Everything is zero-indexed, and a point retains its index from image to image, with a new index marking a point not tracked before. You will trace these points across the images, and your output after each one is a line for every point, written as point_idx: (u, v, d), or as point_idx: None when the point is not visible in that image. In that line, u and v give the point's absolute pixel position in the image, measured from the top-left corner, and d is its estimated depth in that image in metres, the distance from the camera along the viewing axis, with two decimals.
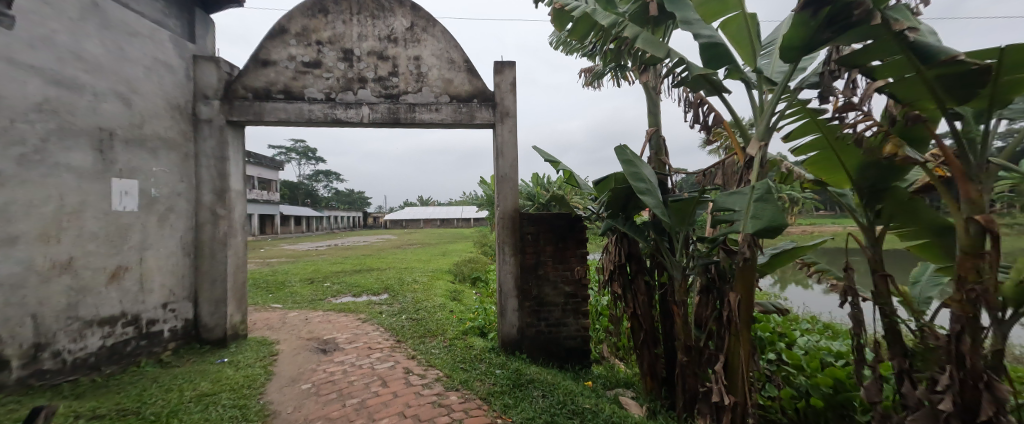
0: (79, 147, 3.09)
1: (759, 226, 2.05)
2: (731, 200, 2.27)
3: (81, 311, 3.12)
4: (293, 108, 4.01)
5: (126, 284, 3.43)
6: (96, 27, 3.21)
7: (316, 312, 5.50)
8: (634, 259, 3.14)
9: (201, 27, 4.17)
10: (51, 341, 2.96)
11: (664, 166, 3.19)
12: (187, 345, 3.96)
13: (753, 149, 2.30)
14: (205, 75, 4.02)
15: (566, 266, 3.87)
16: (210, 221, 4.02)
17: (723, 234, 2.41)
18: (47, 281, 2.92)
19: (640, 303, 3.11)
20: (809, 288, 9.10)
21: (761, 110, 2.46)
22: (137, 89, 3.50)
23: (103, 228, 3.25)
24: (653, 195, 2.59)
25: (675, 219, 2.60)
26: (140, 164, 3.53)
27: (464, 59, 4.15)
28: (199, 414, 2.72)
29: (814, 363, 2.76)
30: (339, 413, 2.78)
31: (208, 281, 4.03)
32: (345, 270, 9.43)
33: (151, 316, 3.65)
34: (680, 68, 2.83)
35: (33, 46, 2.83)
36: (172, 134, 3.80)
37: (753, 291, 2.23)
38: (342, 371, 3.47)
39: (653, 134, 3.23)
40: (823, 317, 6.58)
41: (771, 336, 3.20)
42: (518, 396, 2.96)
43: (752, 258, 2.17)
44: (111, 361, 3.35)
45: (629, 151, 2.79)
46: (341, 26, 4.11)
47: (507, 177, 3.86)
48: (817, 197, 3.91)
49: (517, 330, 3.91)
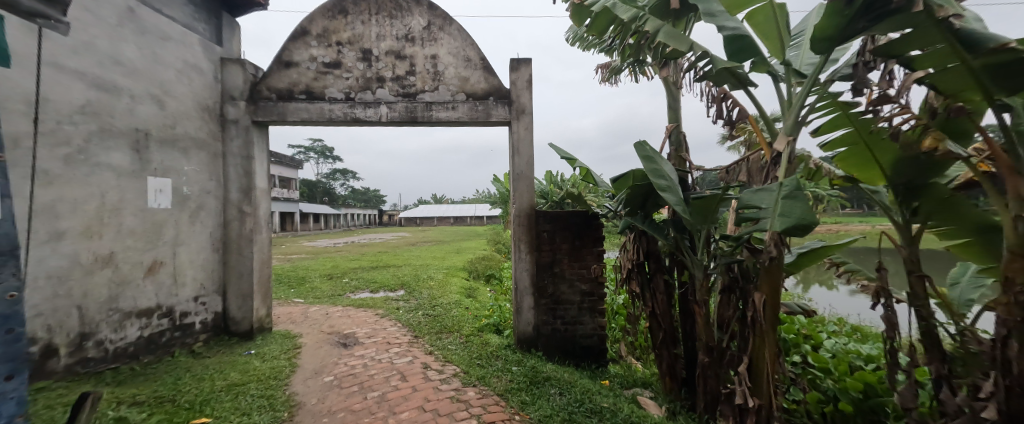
0: (118, 147, 3.24)
1: (787, 225, 1.98)
2: (757, 197, 2.19)
3: (121, 303, 3.29)
4: (314, 107, 4.09)
5: (161, 278, 3.60)
6: (132, 32, 3.35)
7: (335, 307, 5.63)
8: (653, 257, 3.09)
9: (228, 30, 4.29)
10: (94, 331, 3.12)
11: (685, 162, 3.13)
12: (217, 337, 4.11)
13: (781, 145, 2.23)
14: (231, 77, 4.14)
15: (583, 264, 3.85)
16: (236, 218, 4.15)
17: (748, 233, 2.35)
18: (90, 274, 3.08)
19: (659, 302, 3.07)
20: (834, 289, 8.76)
21: (789, 104, 2.39)
22: (169, 91, 3.64)
23: (140, 224, 3.41)
24: (673, 192, 2.51)
25: (697, 217, 2.52)
26: (173, 164, 3.68)
27: (480, 57, 4.16)
28: (231, 403, 2.82)
29: (842, 366, 2.67)
30: (360, 405, 2.84)
31: (235, 276, 4.17)
32: (362, 266, 9.58)
33: (183, 308, 3.81)
34: (703, 62, 2.75)
35: (77, 51, 2.97)
36: (202, 134, 3.94)
37: (779, 292, 2.17)
38: (362, 365, 3.55)
39: (673, 130, 3.18)
40: (850, 319, 6.34)
41: (796, 338, 3.07)
42: (535, 394, 2.96)
43: (779, 257, 2.12)
44: (148, 351, 3.51)
45: (648, 147, 2.72)
46: (360, 27, 4.17)
47: (523, 175, 3.86)
48: (843, 195, 3.76)
49: (533, 328, 3.91)
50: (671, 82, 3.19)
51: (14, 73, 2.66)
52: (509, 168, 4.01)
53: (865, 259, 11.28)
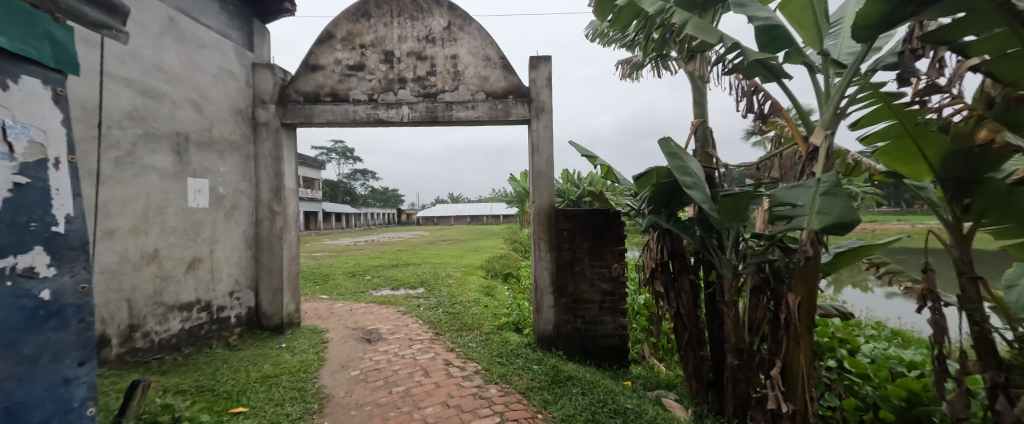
0: (161, 150, 3.46)
1: (826, 223, 1.87)
2: (792, 194, 2.08)
3: (165, 297, 3.52)
4: (339, 109, 4.21)
5: (200, 273, 3.82)
6: (173, 40, 3.55)
7: (359, 304, 5.81)
8: (677, 256, 3.00)
9: (258, 36, 4.48)
10: (142, 323, 3.35)
11: (712, 158, 3.02)
12: (251, 331, 4.32)
13: (818, 139, 2.12)
14: (262, 81, 4.33)
15: (603, 263, 3.79)
16: (267, 217, 4.35)
17: (782, 231, 2.24)
18: (138, 269, 3.31)
19: (684, 303, 2.98)
20: (871, 291, 8.26)
21: (828, 96, 2.27)
22: (206, 96, 3.85)
23: (181, 222, 3.63)
24: (700, 190, 2.40)
25: (726, 215, 2.42)
26: (210, 165, 3.89)
27: (499, 55, 4.16)
28: (265, 393, 2.96)
29: (882, 372, 2.52)
30: (386, 399, 2.91)
31: (267, 272, 4.36)
32: (383, 264, 9.81)
33: (220, 303, 4.03)
34: (733, 54, 2.65)
35: (125, 60, 3.18)
36: (236, 137, 4.14)
37: (816, 294, 2.07)
38: (386, 360, 3.65)
39: (699, 126, 3.08)
40: (890, 323, 5.94)
41: (831, 342, 2.90)
42: (557, 393, 2.94)
43: (816, 257, 2.03)
44: (189, 343, 3.74)
45: (673, 143, 2.63)
46: (383, 29, 4.26)
47: (542, 173, 3.84)
48: (879, 192, 3.54)
49: (553, 327, 3.88)
50: (697, 76, 3.10)
51: (72, 82, 2.88)
52: (528, 166, 4.00)
53: (908, 260, 10.61)
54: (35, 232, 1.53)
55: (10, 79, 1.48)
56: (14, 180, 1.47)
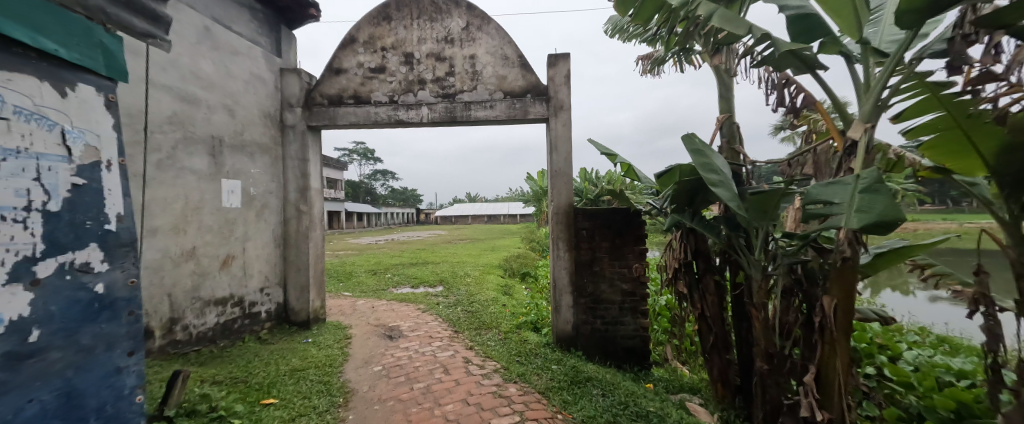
0: (198, 153, 3.65)
1: (866, 221, 1.76)
2: (829, 191, 1.97)
3: (202, 292, 3.72)
4: (361, 111, 4.32)
5: (233, 270, 4.02)
6: (208, 48, 3.74)
7: (380, 301, 5.95)
8: (702, 257, 2.92)
9: (286, 42, 4.66)
10: (181, 316, 3.55)
11: (739, 155, 2.92)
12: (280, 326, 4.51)
13: (856, 132, 2.01)
14: (290, 85, 4.50)
15: (624, 263, 3.73)
16: (295, 216, 4.53)
17: (817, 231, 2.14)
18: (177, 266, 3.51)
19: (710, 304, 2.89)
20: (912, 294, 7.74)
21: (868, 87, 2.14)
22: (239, 101, 4.04)
23: (216, 221, 3.83)
24: (727, 187, 2.31)
25: (754, 213, 2.31)
26: (242, 167, 4.08)
27: (518, 54, 4.16)
28: (294, 386, 3.08)
29: (928, 381, 2.37)
30: (407, 395, 2.98)
31: (294, 269, 4.54)
32: (403, 263, 10.00)
33: (252, 298, 4.22)
34: (763, 46, 2.54)
35: (165, 68, 3.38)
36: (265, 139, 4.33)
37: (854, 297, 1.98)
38: (407, 357, 3.73)
39: (725, 122, 2.99)
40: (936, 329, 5.53)
41: (869, 347, 2.78)
42: (577, 393, 2.92)
43: (854, 258, 1.92)
44: (224, 336, 3.94)
45: (697, 139, 2.54)
46: (403, 32, 4.34)
47: (561, 172, 3.81)
48: (922, 189, 3.30)
49: (572, 327, 3.85)
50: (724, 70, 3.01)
51: (119, 90, 3.08)
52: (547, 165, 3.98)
53: (956, 261, 9.89)
54: (91, 229, 1.65)
55: (67, 87, 1.60)
56: (71, 182, 1.59)
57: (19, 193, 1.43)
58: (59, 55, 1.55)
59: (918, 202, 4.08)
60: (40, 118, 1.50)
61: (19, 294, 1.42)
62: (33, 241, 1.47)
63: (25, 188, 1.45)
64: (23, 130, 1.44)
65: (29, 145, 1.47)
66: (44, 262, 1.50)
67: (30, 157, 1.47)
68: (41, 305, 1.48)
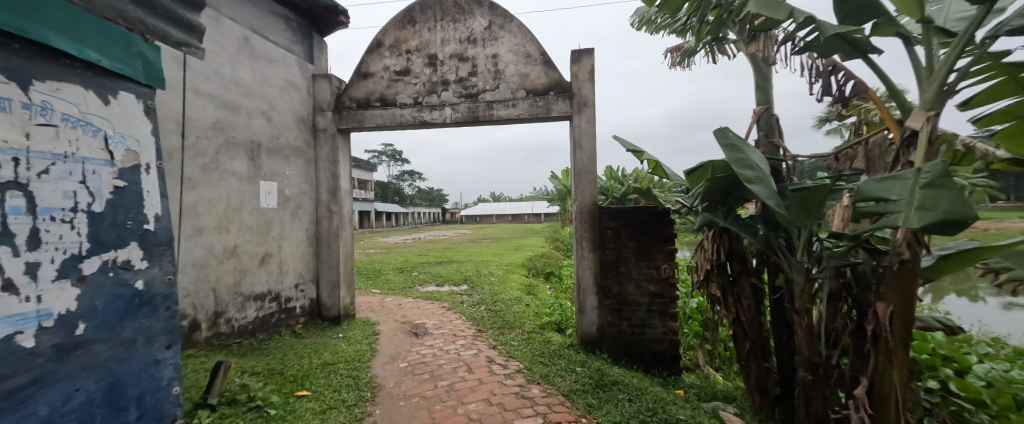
0: (238, 156, 3.88)
1: (929, 220, 1.60)
2: (884, 187, 1.80)
3: (243, 287, 3.95)
4: (388, 113, 4.44)
5: (271, 267, 4.25)
6: (248, 57, 3.98)
7: (406, 299, 6.10)
8: (737, 258, 2.78)
9: (318, 49, 4.88)
10: (225, 310, 3.78)
11: (778, 149, 2.77)
12: (313, 321, 4.73)
13: (918, 121, 1.83)
14: (321, 90, 4.70)
15: (651, 264, 3.61)
16: (326, 216, 4.74)
17: (869, 230, 1.97)
18: (221, 263, 3.74)
19: (745, 308, 2.74)
20: (978, 300, 6.98)
21: (931, 71, 1.96)
22: (275, 107, 4.27)
23: (255, 221, 4.06)
24: (765, 184, 2.17)
25: (796, 212, 2.14)
26: (278, 169, 4.31)
27: (540, 52, 4.13)
28: (325, 379, 3.20)
29: (1005, 400, 2.14)
30: (432, 392, 3.03)
31: (326, 267, 4.75)
32: (429, 261, 10.21)
33: (288, 294, 4.44)
34: (806, 30, 2.37)
35: (209, 77, 3.61)
36: (299, 143, 4.56)
37: (912, 303, 1.83)
38: (432, 354, 3.80)
39: (763, 113, 2.83)
40: (1009, 339, 4.95)
41: (932, 359, 2.53)
42: (602, 397, 2.86)
43: (914, 260, 1.77)
44: (263, 329, 4.16)
45: (731, 133, 2.41)
46: (427, 34, 4.42)
47: (585, 170, 3.75)
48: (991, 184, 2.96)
49: (597, 329, 3.77)
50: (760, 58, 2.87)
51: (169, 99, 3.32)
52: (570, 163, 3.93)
53: None
54: (131, 228, 1.77)
55: (110, 95, 1.71)
56: (114, 184, 1.71)
57: (67, 195, 1.55)
58: (101, 65, 1.67)
59: (988, 199, 3.65)
60: (86, 124, 1.61)
61: (68, 289, 1.54)
62: (80, 240, 1.59)
63: (72, 190, 1.57)
64: (70, 136, 1.55)
65: (76, 150, 1.58)
66: (88, 260, 1.61)
67: (77, 161, 1.57)
68: (86, 300, 1.60)
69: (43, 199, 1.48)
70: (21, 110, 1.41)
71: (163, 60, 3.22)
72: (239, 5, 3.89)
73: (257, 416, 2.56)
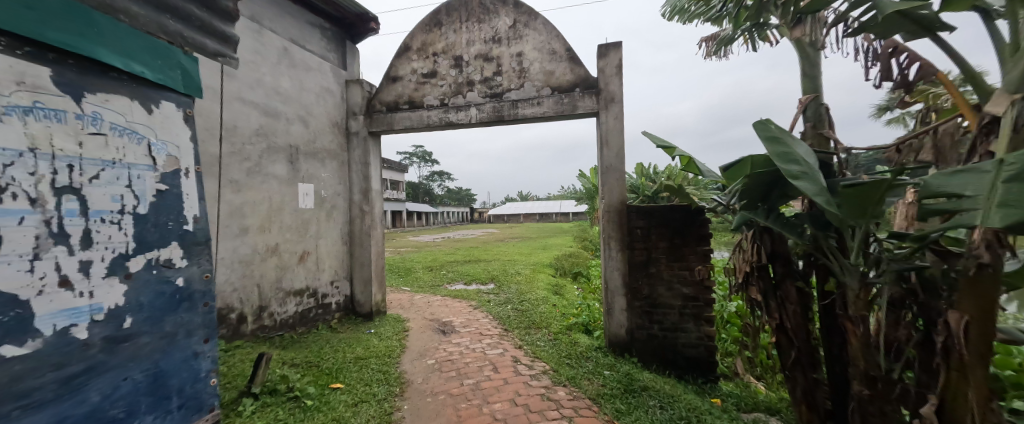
0: (279, 160, 4.13)
1: (1011, 219, 1.42)
2: (957, 182, 1.62)
3: (284, 283, 4.20)
4: (416, 115, 4.55)
5: (309, 264, 4.49)
6: (287, 66, 4.22)
7: (435, 296, 6.24)
8: (780, 260, 2.59)
9: (351, 56, 5.10)
10: (268, 305, 4.03)
11: (829, 141, 2.56)
12: (348, 316, 4.95)
13: (1000, 106, 1.63)
14: (354, 95, 4.91)
15: (684, 265, 3.45)
16: (359, 216, 4.95)
17: (940, 231, 1.77)
18: (265, 260, 3.99)
19: (790, 314, 2.55)
20: None
21: (1016, 49, 1.73)
22: (312, 113, 4.51)
23: (295, 221, 4.30)
24: (813, 180, 2.00)
25: (850, 210, 1.96)
26: (315, 172, 4.55)
27: (565, 48, 4.07)
28: (358, 373, 3.32)
29: None
30: (458, 390, 3.07)
31: (359, 264, 4.96)
32: (457, 260, 10.37)
33: (324, 290, 4.68)
34: (862, 9, 2.17)
35: (253, 86, 3.85)
36: (334, 146, 4.79)
37: (993, 313, 1.63)
38: (459, 352, 3.86)
39: (810, 103, 2.62)
40: None
41: (1018, 376, 2.26)
42: (631, 403, 2.77)
43: (993, 265, 1.58)
44: (302, 323, 4.40)
45: (774, 125, 2.25)
46: (453, 36, 4.49)
47: (612, 168, 3.67)
48: None
49: (626, 331, 3.66)
50: (807, 43, 2.66)
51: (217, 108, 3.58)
52: (597, 161, 3.85)
53: None
54: (172, 229, 1.91)
55: (152, 104, 1.85)
56: (156, 187, 1.84)
57: (115, 199, 1.67)
58: (145, 77, 1.81)
59: None
60: (132, 132, 1.74)
61: (117, 286, 1.67)
62: (126, 240, 1.71)
63: (120, 194, 1.69)
64: (118, 143, 1.68)
65: (123, 156, 1.70)
66: (134, 258, 1.74)
67: (124, 167, 1.70)
68: (133, 296, 1.73)
69: (95, 202, 1.60)
70: (75, 121, 1.54)
71: (212, 72, 3.48)
72: (280, 17, 4.14)
73: (294, 406, 2.73)
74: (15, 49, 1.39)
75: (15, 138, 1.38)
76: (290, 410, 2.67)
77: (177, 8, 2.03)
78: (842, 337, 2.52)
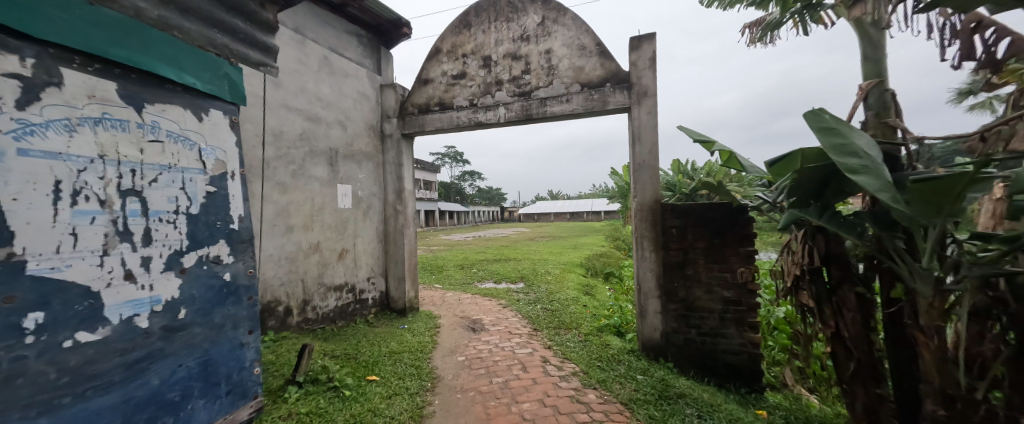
0: (320, 163, 4.37)
1: None
2: None
3: (326, 279, 4.44)
4: (447, 116, 4.64)
5: (348, 262, 4.71)
6: (327, 74, 4.45)
7: (466, 294, 6.33)
8: (837, 262, 2.37)
9: (385, 61, 5.28)
10: (311, 299, 4.28)
11: (897, 131, 2.31)
12: (383, 312, 5.15)
13: None
14: (388, 99, 5.09)
15: (725, 267, 3.26)
16: (393, 215, 5.13)
17: None
18: (308, 257, 4.24)
19: (849, 322, 2.33)
20: None
21: None
22: (349, 117, 4.72)
23: (334, 220, 4.53)
24: (876, 175, 1.82)
25: (920, 208, 1.75)
26: (352, 173, 4.76)
27: (595, 43, 3.98)
28: (392, 367, 3.44)
29: None
30: (487, 388, 3.10)
31: (393, 262, 5.15)
32: (488, 259, 10.45)
33: (362, 286, 4.90)
34: None
35: (296, 94, 4.10)
36: (370, 148, 4.99)
37: None
38: (488, 350, 3.89)
39: (874, 88, 2.37)
40: None
41: None
42: (666, 410, 2.66)
43: None
44: (341, 317, 4.63)
45: (829, 116, 2.07)
46: (482, 36, 4.53)
47: (645, 165, 3.54)
48: None
49: (661, 335, 3.52)
50: (869, 22, 2.41)
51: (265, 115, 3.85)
52: (630, 158, 3.72)
53: None
54: (220, 228, 2.12)
55: (203, 113, 2.06)
56: (206, 189, 2.05)
57: (170, 200, 1.88)
58: (196, 87, 2.01)
59: None
60: (185, 139, 1.95)
61: (172, 280, 1.87)
62: (180, 238, 1.92)
63: (174, 196, 1.90)
64: (173, 150, 1.89)
65: (177, 161, 1.91)
66: (188, 254, 1.95)
67: (178, 171, 1.91)
68: (186, 289, 1.93)
69: (154, 203, 1.81)
70: (137, 129, 1.75)
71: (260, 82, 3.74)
72: (320, 27, 4.37)
73: (333, 395, 2.86)
74: (88, 67, 1.60)
75: (88, 147, 1.58)
76: (329, 399, 2.80)
77: (222, 24, 2.20)
78: (912, 349, 2.27)
